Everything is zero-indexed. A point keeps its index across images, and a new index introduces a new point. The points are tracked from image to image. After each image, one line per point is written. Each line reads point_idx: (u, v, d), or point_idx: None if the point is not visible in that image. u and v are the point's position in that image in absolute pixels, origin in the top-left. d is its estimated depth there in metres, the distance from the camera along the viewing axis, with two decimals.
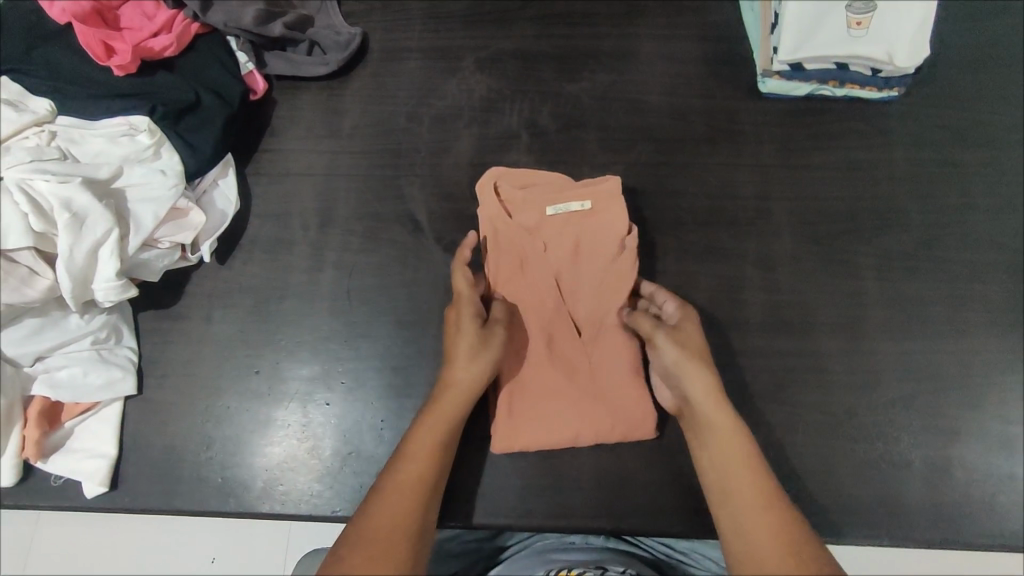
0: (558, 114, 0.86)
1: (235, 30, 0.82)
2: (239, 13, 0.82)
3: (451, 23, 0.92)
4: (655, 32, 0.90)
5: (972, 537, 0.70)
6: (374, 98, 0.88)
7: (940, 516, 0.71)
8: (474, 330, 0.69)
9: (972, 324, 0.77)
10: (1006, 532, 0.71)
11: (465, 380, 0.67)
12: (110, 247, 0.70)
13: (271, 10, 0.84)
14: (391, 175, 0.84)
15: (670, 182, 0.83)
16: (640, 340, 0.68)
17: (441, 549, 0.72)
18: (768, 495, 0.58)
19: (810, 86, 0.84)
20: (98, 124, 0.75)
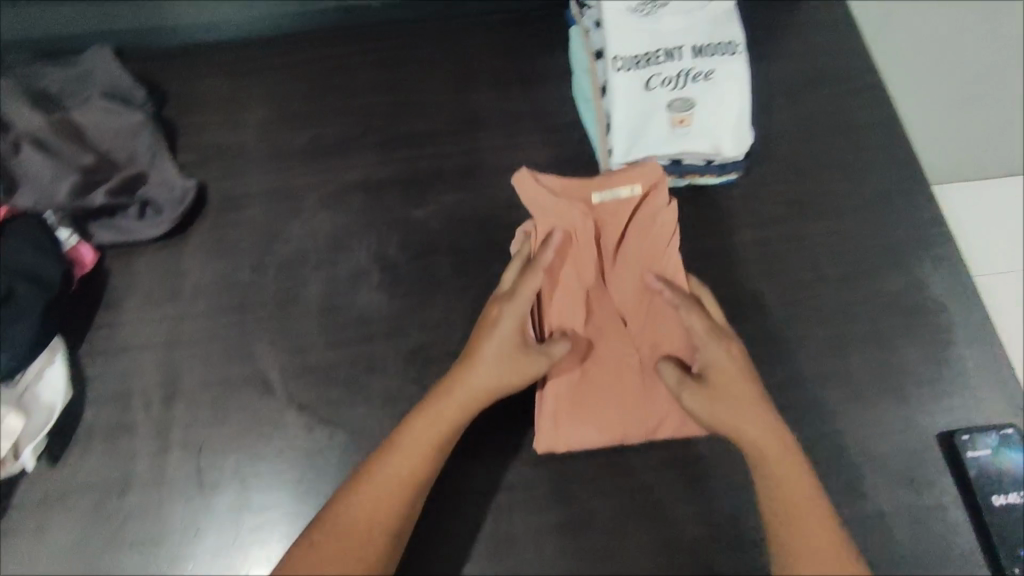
0: (408, 242, 0.84)
1: (50, 208, 0.81)
2: (53, 191, 0.81)
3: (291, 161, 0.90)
4: (497, 144, 0.91)
5: None
6: (216, 252, 0.84)
7: None
8: (508, 330, 0.70)
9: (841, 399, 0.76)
10: None
11: (486, 385, 0.70)
12: None
13: (89, 180, 0.83)
14: (239, 334, 0.80)
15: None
16: (686, 395, 0.69)
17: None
18: (829, 530, 0.64)
19: None
20: None
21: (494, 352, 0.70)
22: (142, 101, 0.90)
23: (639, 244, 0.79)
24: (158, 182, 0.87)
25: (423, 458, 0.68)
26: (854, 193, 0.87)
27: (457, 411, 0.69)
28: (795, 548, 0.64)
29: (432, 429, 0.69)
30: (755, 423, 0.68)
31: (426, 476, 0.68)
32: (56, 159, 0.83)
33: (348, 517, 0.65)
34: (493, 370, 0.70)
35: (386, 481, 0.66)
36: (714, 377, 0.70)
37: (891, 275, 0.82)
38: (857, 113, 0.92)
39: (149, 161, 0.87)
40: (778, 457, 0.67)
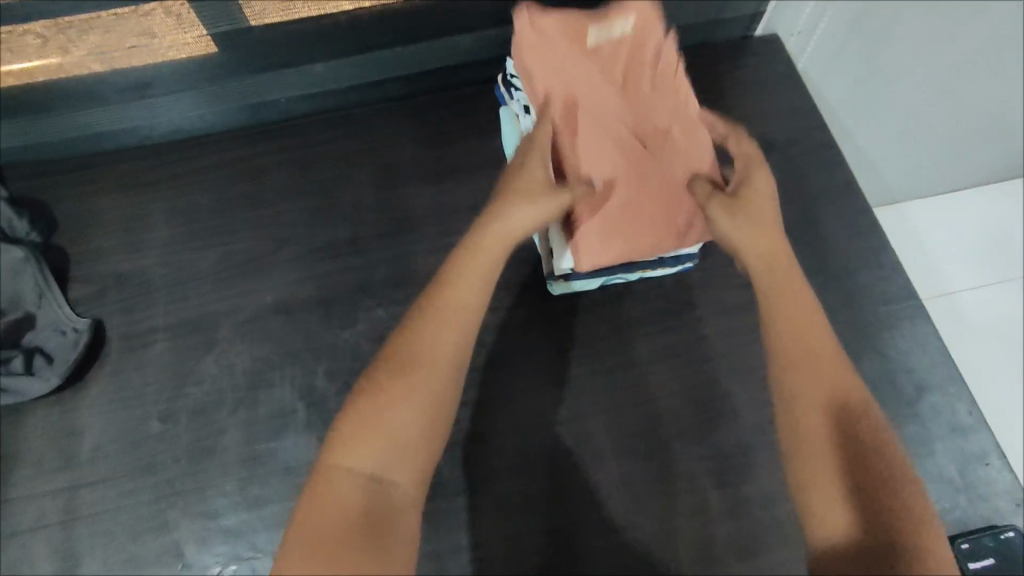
0: (336, 371, 0.76)
1: None
2: None
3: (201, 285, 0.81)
4: (429, 246, 0.83)
5: None
6: (117, 403, 0.75)
7: None
8: (539, 149, 0.62)
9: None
10: None
11: (522, 218, 0.58)
12: None
13: None
14: (146, 501, 0.70)
15: (524, 381, 0.75)
16: (718, 205, 0.60)
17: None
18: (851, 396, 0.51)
19: (598, 279, 0.76)
20: None
21: (535, 171, 0.61)
22: (25, 230, 0.82)
23: (668, 150, 0.67)
24: (48, 322, 0.78)
25: (464, 324, 0.52)
26: (816, 269, 0.81)
27: (479, 271, 0.55)
28: (827, 440, 0.48)
29: (479, 279, 0.55)
30: (787, 299, 0.55)
31: (464, 354, 0.52)
32: None
33: (381, 414, 0.48)
34: (546, 195, 0.59)
35: (429, 355, 0.50)
36: (750, 208, 0.59)
37: (866, 359, 0.76)
38: (808, 181, 0.87)
39: (35, 299, 0.78)
40: (811, 322, 0.54)
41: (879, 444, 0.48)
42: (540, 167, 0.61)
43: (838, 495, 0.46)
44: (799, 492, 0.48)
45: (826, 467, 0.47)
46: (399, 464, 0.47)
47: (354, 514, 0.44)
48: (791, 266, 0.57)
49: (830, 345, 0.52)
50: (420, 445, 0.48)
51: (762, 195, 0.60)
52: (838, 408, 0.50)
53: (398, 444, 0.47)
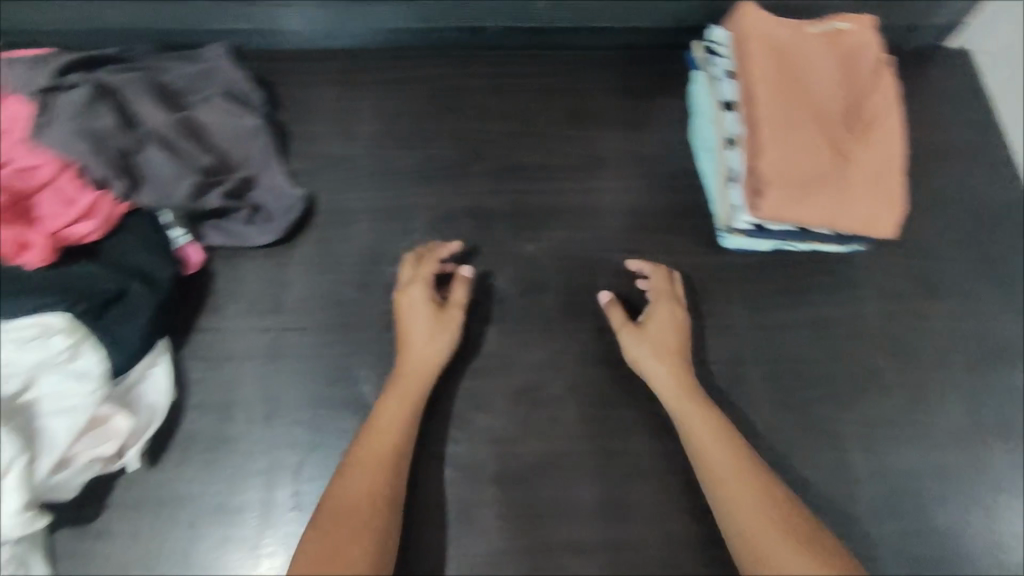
0: (517, 278, 0.83)
1: (168, 207, 0.77)
2: (171, 191, 0.77)
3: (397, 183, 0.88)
4: (611, 185, 0.89)
5: None
6: (322, 266, 0.83)
7: None
8: (418, 310, 0.75)
9: (949, 495, 0.75)
10: None
11: (434, 358, 0.74)
12: (18, 478, 0.62)
13: (206, 180, 0.80)
14: (341, 354, 0.79)
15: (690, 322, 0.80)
16: (626, 329, 0.76)
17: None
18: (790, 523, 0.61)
19: (771, 241, 0.81)
20: (8, 326, 0.68)
21: (422, 327, 0.75)
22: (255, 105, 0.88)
23: (860, 149, 0.77)
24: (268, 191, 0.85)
25: (386, 466, 0.67)
26: (984, 275, 0.83)
27: (407, 391, 0.72)
28: (761, 538, 0.60)
29: (387, 431, 0.69)
30: (699, 425, 0.70)
31: (399, 466, 0.68)
32: (174, 153, 0.79)
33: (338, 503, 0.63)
34: (426, 342, 0.74)
35: (362, 473, 0.66)
36: (659, 332, 0.75)
37: (1011, 366, 0.80)
38: (986, 191, 0.89)
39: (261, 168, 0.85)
40: (729, 453, 0.67)
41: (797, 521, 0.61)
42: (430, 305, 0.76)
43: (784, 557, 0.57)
44: None
45: (769, 551, 0.59)
46: (356, 504, 0.63)
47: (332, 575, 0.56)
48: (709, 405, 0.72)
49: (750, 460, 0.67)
50: (387, 478, 0.66)
51: (659, 370, 0.73)
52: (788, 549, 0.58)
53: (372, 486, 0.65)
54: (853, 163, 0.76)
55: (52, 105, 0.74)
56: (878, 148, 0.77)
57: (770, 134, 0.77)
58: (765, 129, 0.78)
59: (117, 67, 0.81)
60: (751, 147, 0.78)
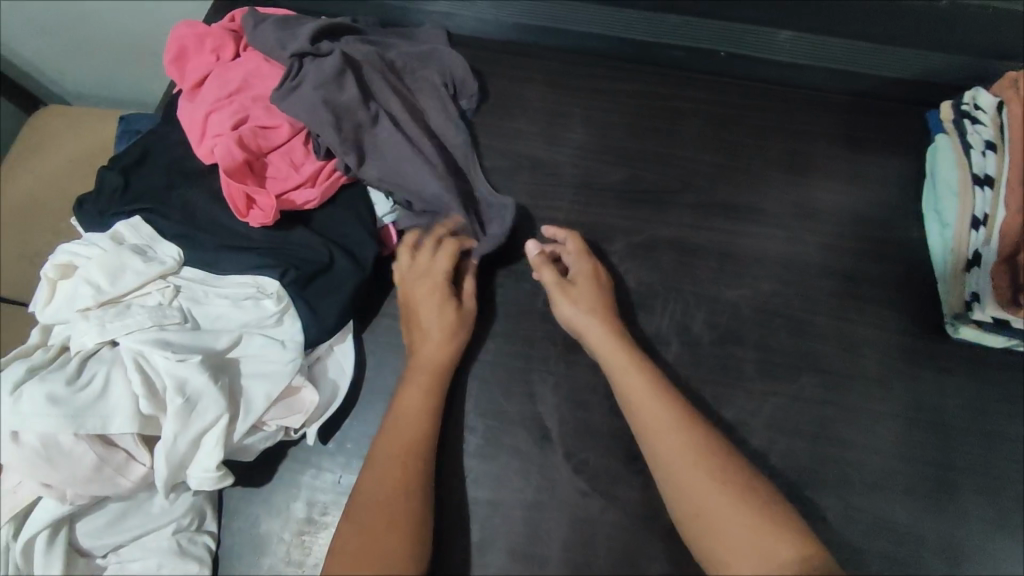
0: (714, 324, 0.78)
1: (387, 185, 0.76)
2: (394, 171, 0.76)
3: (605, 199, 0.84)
4: (825, 242, 0.82)
5: None
6: (513, 271, 0.81)
7: None
8: (433, 314, 0.72)
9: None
10: None
11: (445, 359, 0.71)
12: (219, 434, 0.62)
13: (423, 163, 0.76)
14: (522, 366, 0.75)
15: (896, 408, 0.74)
16: (558, 294, 0.74)
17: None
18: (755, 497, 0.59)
19: (1011, 340, 0.74)
20: (223, 280, 0.69)
21: (433, 325, 0.72)
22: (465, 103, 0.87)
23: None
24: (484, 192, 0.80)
25: (404, 461, 0.64)
26: None
27: (429, 385, 0.69)
28: (706, 528, 0.59)
29: (406, 425, 0.67)
30: (637, 382, 0.67)
31: (423, 467, 0.65)
32: (399, 132, 0.77)
33: (365, 506, 0.61)
34: (437, 335, 0.71)
35: (382, 481, 0.63)
36: (578, 295, 0.74)
37: None
38: None
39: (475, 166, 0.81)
40: (656, 415, 0.64)
41: (766, 517, 0.57)
42: (450, 309, 0.73)
43: (749, 557, 0.56)
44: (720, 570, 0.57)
45: (723, 537, 0.57)
46: (395, 503, 0.62)
47: None
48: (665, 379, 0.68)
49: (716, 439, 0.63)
50: (415, 480, 0.64)
51: (595, 331, 0.71)
52: (744, 526, 0.57)
53: (397, 479, 0.63)
54: None
55: (299, 68, 0.75)
56: None
57: None
58: None
59: (355, 44, 0.82)
60: (1013, 238, 0.73)
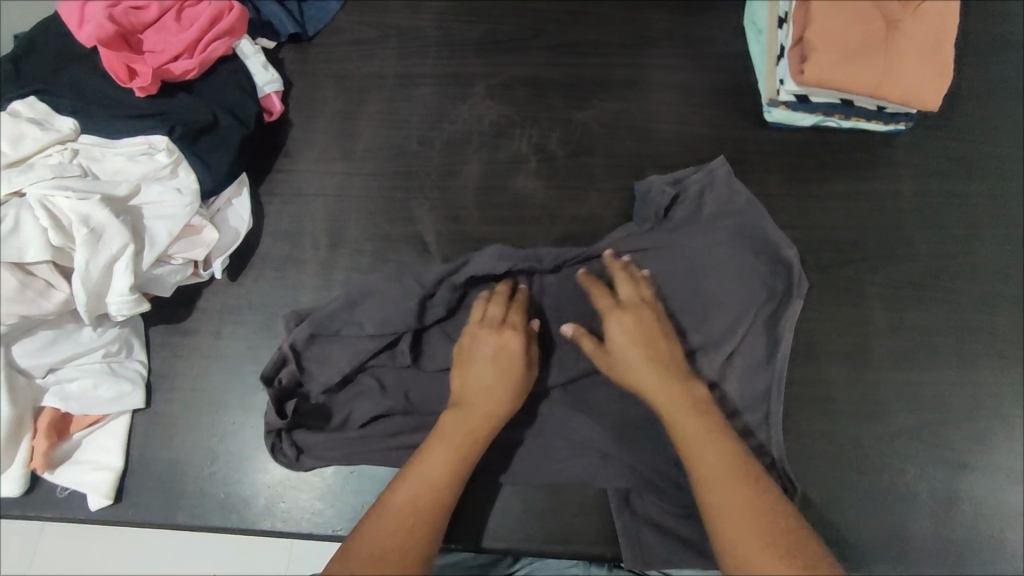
0: (567, 141, 0.89)
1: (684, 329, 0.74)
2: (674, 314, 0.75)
3: (782, 353, 0.75)
4: (662, 63, 0.93)
5: (968, 566, 0.71)
6: (388, 122, 0.90)
7: (937, 542, 0.72)
8: (479, 372, 0.67)
9: (982, 356, 0.77)
10: (1001, 561, 0.72)
11: (491, 407, 0.66)
12: (126, 262, 0.72)
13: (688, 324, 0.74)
14: (401, 197, 0.86)
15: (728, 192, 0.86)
16: (470, 335, 0.70)
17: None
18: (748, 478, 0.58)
19: (815, 117, 0.86)
20: (118, 143, 0.78)
21: (482, 377, 0.67)
22: (656, 212, 0.79)
23: (910, 21, 0.79)
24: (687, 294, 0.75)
25: (435, 493, 0.61)
26: None
27: (458, 440, 0.64)
28: (718, 513, 0.56)
29: (452, 456, 0.63)
30: (667, 387, 0.64)
31: (456, 484, 0.62)
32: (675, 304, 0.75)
33: (392, 517, 0.58)
34: (491, 382, 0.67)
35: (410, 500, 0.60)
36: (632, 297, 0.70)
37: None
38: None
39: (744, 246, 0.77)
40: (685, 397, 0.63)
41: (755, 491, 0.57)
42: (514, 353, 0.68)
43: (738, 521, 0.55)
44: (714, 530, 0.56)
45: (723, 510, 0.56)
46: (415, 521, 0.59)
47: None
48: (691, 381, 0.65)
49: (727, 440, 0.60)
50: (447, 498, 0.61)
51: (644, 373, 0.65)
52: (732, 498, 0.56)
53: (417, 519, 0.59)
54: (903, 34, 0.79)
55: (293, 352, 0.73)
56: (930, 23, 0.79)
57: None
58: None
59: (368, 336, 0.73)
60: (803, 19, 0.82)
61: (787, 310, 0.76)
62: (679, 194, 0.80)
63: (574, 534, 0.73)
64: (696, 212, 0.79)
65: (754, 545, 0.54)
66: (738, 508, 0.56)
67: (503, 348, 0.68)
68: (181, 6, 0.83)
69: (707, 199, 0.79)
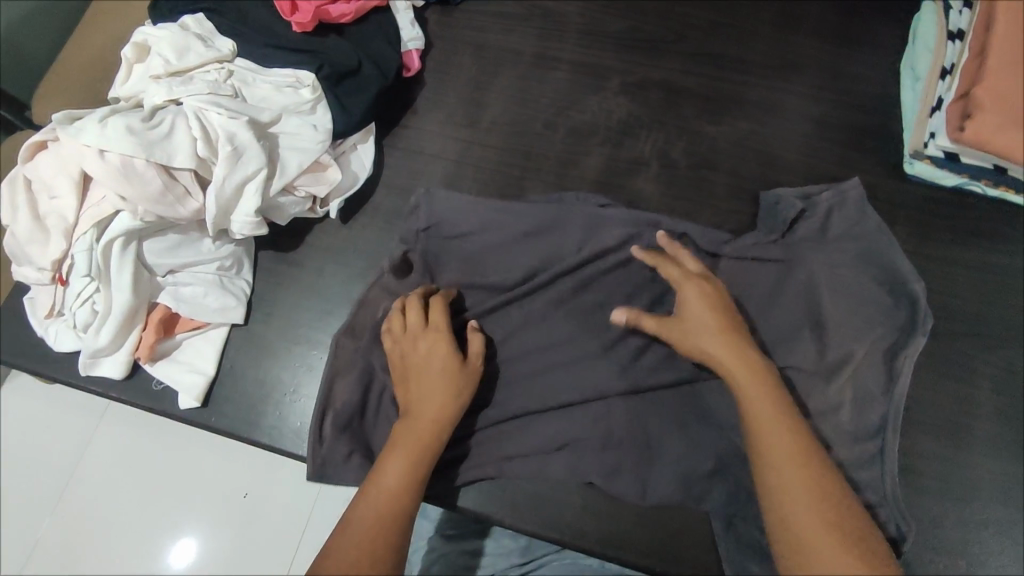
0: (692, 153, 0.88)
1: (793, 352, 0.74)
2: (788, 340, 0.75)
3: (901, 390, 0.72)
4: (805, 92, 0.90)
5: None
6: (517, 99, 0.91)
7: None
8: (432, 365, 0.69)
9: None
10: None
11: (427, 412, 0.67)
12: (257, 184, 0.75)
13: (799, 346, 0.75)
14: (517, 175, 0.87)
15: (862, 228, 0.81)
16: (400, 330, 0.72)
17: (458, 548, 0.82)
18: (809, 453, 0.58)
19: (959, 178, 0.82)
20: (269, 72, 0.81)
21: (435, 375, 0.68)
22: (785, 221, 0.78)
23: None
24: (805, 304, 0.76)
25: (386, 523, 0.59)
26: None
27: (404, 455, 0.64)
28: (776, 494, 0.56)
29: (392, 481, 0.62)
30: (725, 352, 0.64)
31: (407, 512, 0.61)
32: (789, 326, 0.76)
33: (346, 560, 0.56)
34: (440, 373, 0.68)
35: (363, 536, 0.58)
36: (709, 271, 0.70)
37: None
38: None
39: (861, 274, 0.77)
40: (738, 361, 0.63)
41: (816, 468, 0.57)
42: (451, 359, 0.69)
43: (795, 497, 0.55)
44: (773, 518, 0.55)
45: (783, 486, 0.56)
46: (368, 554, 0.57)
47: None
48: (752, 351, 0.65)
49: (784, 413, 0.60)
50: (399, 535, 0.59)
51: (711, 338, 0.64)
52: (795, 473, 0.56)
53: (370, 559, 0.57)
54: None
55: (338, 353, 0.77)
56: None
57: (995, 63, 0.76)
58: (992, 58, 0.76)
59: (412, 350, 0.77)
60: (971, 76, 0.78)
61: (910, 345, 0.73)
62: (806, 210, 0.80)
63: (628, 547, 0.71)
64: (821, 231, 0.79)
65: (823, 539, 0.53)
66: (799, 483, 0.55)
67: (453, 373, 0.69)
68: None
69: (835, 218, 0.79)
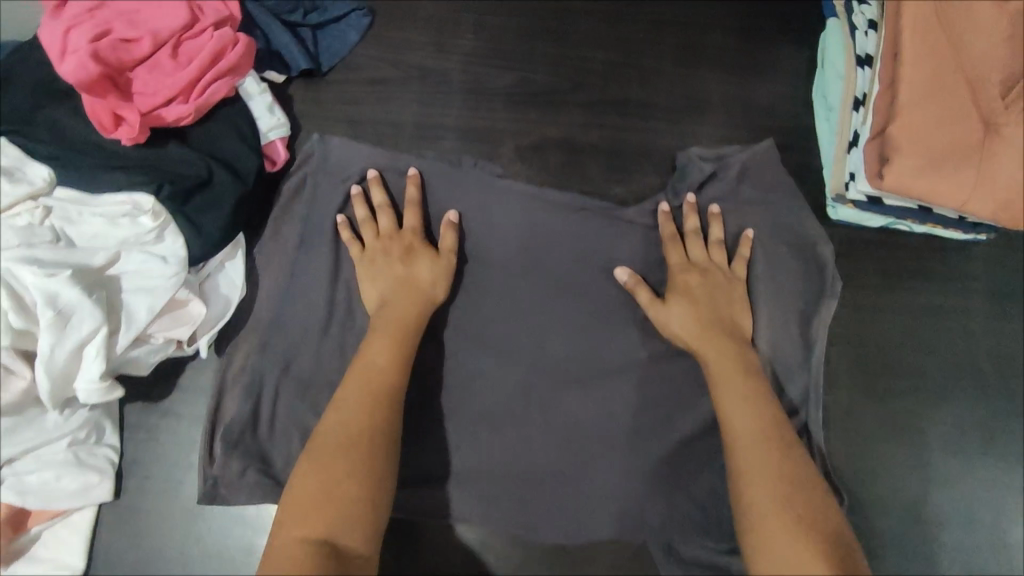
0: None
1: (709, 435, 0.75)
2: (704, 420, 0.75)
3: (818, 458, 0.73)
4: (716, 135, 0.83)
5: None
6: None
7: None
8: (398, 262, 0.73)
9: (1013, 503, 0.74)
10: None
11: (409, 312, 0.70)
12: (97, 348, 0.63)
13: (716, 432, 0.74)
14: None
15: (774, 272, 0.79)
16: (369, 235, 0.75)
17: None
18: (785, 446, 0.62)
19: (885, 219, 0.76)
20: (98, 199, 0.68)
21: (401, 270, 0.72)
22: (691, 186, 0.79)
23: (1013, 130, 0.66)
24: None
25: (372, 413, 0.63)
26: None
27: (392, 338, 0.68)
28: (750, 484, 0.60)
29: (378, 369, 0.66)
30: (722, 359, 0.68)
31: (393, 400, 0.65)
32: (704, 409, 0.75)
33: (330, 441, 0.61)
34: (411, 272, 0.72)
35: (344, 428, 0.62)
36: (702, 252, 0.75)
37: None
38: None
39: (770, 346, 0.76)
40: (731, 359, 0.68)
41: (793, 468, 0.60)
42: (421, 252, 0.73)
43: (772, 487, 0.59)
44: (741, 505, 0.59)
45: (757, 482, 0.59)
46: (353, 437, 0.61)
47: (307, 561, 0.54)
48: (745, 354, 0.70)
49: (767, 419, 0.64)
50: (384, 434, 0.63)
51: (701, 332, 0.70)
52: (769, 475, 0.60)
53: (350, 447, 0.61)
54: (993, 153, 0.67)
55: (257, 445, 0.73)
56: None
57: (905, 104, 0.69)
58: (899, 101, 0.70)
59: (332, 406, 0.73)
60: (886, 114, 0.71)
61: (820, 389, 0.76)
62: (717, 171, 0.79)
63: None
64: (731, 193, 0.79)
65: (779, 530, 0.56)
66: (771, 475, 0.59)
67: (412, 278, 0.72)
68: (178, 38, 0.72)
69: (746, 178, 0.79)
